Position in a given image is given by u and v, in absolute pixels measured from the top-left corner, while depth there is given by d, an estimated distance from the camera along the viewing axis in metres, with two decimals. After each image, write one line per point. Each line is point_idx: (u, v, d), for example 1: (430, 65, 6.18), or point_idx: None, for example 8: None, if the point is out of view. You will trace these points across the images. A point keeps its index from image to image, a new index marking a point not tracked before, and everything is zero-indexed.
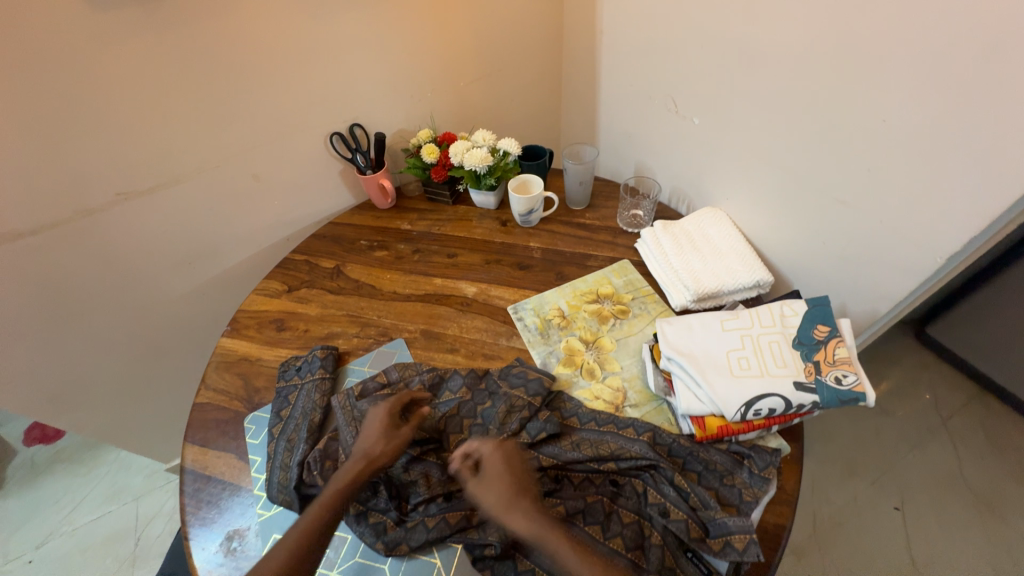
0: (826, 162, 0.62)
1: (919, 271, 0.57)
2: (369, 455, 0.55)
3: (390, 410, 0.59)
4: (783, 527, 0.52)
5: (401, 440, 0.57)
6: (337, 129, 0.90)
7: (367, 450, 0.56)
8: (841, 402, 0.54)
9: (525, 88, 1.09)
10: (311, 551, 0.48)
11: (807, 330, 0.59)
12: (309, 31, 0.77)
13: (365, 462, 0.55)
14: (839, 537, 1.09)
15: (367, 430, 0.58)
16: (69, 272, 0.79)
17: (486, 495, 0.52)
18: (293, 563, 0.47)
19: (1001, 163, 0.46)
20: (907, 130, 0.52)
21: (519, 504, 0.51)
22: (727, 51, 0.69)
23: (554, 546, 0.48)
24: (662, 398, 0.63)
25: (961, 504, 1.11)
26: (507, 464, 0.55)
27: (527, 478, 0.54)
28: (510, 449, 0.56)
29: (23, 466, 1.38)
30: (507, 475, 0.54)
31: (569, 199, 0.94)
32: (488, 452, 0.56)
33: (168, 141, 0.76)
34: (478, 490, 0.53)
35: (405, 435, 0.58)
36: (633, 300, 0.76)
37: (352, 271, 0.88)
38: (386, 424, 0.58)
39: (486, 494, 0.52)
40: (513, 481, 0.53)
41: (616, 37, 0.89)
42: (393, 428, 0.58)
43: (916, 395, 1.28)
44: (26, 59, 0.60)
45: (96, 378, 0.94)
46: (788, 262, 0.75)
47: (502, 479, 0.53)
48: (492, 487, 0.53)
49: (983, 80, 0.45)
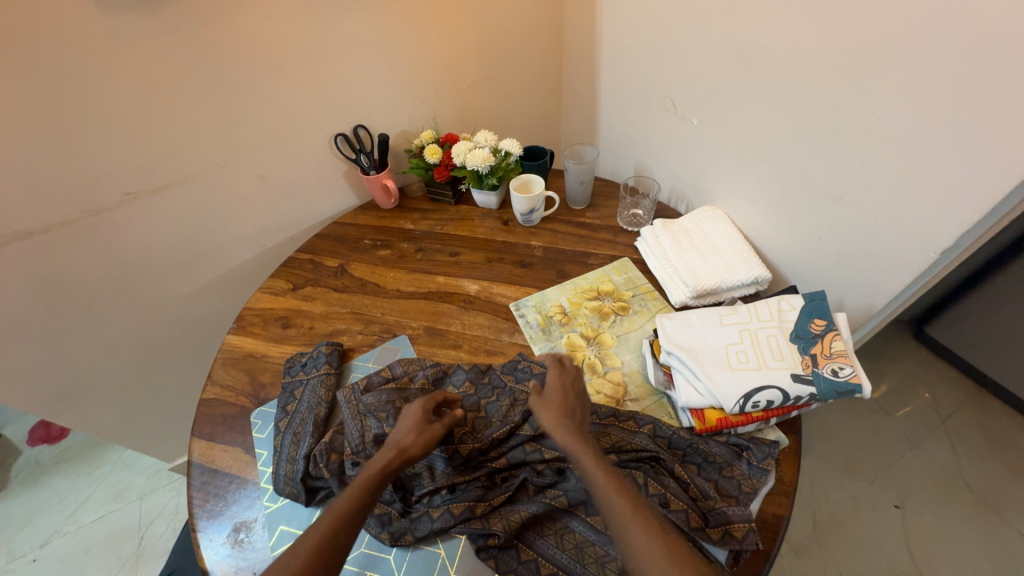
0: (822, 160, 0.64)
1: (914, 266, 0.58)
2: (400, 446, 0.54)
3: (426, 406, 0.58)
4: (782, 517, 0.53)
5: (433, 436, 0.56)
6: (342, 130, 0.92)
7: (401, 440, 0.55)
8: (838, 394, 0.55)
9: (526, 90, 1.11)
10: (342, 538, 0.46)
11: (804, 324, 0.60)
12: (315, 35, 0.79)
13: (397, 452, 0.53)
14: (839, 535, 1.10)
15: (400, 424, 0.57)
16: (77, 270, 0.80)
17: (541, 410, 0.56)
18: (325, 551, 0.45)
19: (994, 159, 0.47)
20: (900, 128, 0.54)
21: (564, 424, 0.54)
22: (725, 54, 0.70)
23: (582, 462, 0.50)
24: (662, 391, 0.64)
25: (960, 502, 1.12)
26: (564, 389, 0.58)
27: (579, 406, 0.57)
28: (572, 378, 0.60)
29: (26, 466, 1.39)
30: (563, 396, 0.57)
31: (569, 199, 0.95)
32: (553, 371, 0.60)
33: (177, 142, 0.78)
34: (538, 402, 0.57)
35: (437, 431, 0.56)
36: (633, 297, 0.77)
37: (356, 270, 0.89)
38: (420, 418, 0.57)
39: (543, 408, 0.56)
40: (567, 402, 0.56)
41: (616, 40, 0.90)
42: (426, 423, 0.57)
43: (915, 394, 1.28)
44: (40, 61, 0.62)
45: (102, 376, 0.95)
46: (786, 259, 0.76)
47: (557, 401, 0.57)
48: (549, 402, 0.56)
49: (974, 80, 0.46)
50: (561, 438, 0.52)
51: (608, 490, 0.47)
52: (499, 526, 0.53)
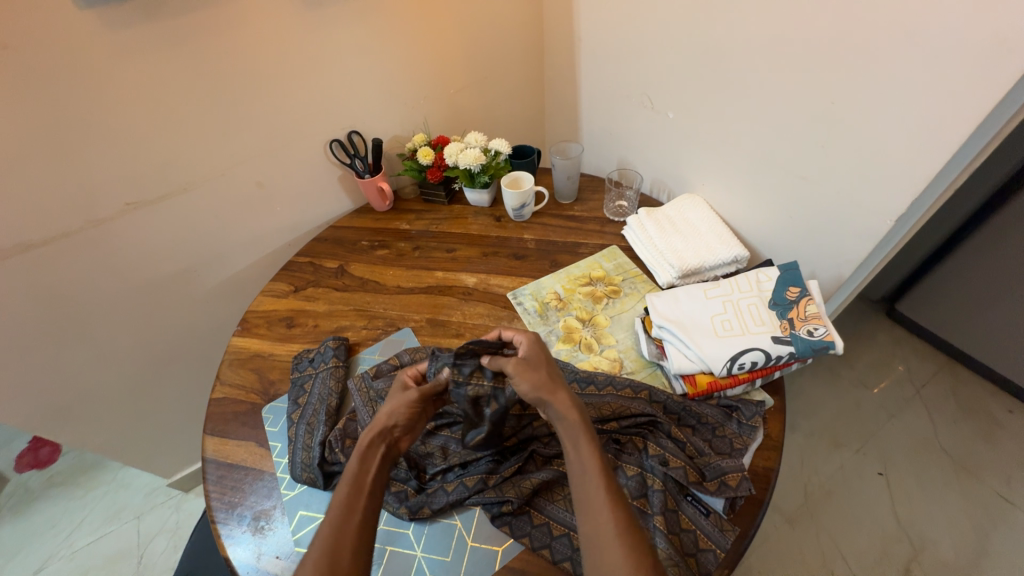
0: (788, 143, 0.70)
1: (874, 233, 0.65)
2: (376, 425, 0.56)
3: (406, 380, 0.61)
4: (772, 469, 0.57)
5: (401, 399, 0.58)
6: (336, 137, 0.95)
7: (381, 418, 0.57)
8: (814, 351, 0.61)
9: (510, 93, 1.16)
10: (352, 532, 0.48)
11: (781, 292, 0.66)
12: (310, 45, 0.83)
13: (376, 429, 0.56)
14: (829, 504, 1.15)
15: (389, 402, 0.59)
16: (79, 281, 0.81)
17: (522, 376, 0.56)
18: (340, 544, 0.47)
19: (933, 132, 0.54)
20: (852, 110, 0.60)
21: (557, 393, 0.56)
22: (697, 52, 0.76)
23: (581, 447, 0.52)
24: (656, 363, 0.68)
25: (939, 465, 1.18)
26: (550, 357, 0.60)
27: (555, 374, 0.58)
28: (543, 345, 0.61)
29: (16, 492, 1.36)
30: (552, 364, 0.59)
31: (558, 194, 1.00)
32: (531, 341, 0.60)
33: (177, 152, 0.80)
34: (518, 372, 0.56)
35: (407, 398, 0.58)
36: (624, 281, 0.82)
37: (355, 270, 0.92)
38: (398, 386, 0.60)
39: (528, 375, 0.56)
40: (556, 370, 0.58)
41: (593, 43, 0.96)
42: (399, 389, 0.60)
43: (890, 367, 1.36)
44: (46, 76, 0.64)
45: (102, 388, 0.95)
46: (762, 239, 0.82)
47: (540, 366, 0.58)
48: (528, 369, 0.57)
49: (909, 62, 0.53)
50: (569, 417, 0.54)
51: (593, 479, 0.50)
52: (512, 493, 0.56)
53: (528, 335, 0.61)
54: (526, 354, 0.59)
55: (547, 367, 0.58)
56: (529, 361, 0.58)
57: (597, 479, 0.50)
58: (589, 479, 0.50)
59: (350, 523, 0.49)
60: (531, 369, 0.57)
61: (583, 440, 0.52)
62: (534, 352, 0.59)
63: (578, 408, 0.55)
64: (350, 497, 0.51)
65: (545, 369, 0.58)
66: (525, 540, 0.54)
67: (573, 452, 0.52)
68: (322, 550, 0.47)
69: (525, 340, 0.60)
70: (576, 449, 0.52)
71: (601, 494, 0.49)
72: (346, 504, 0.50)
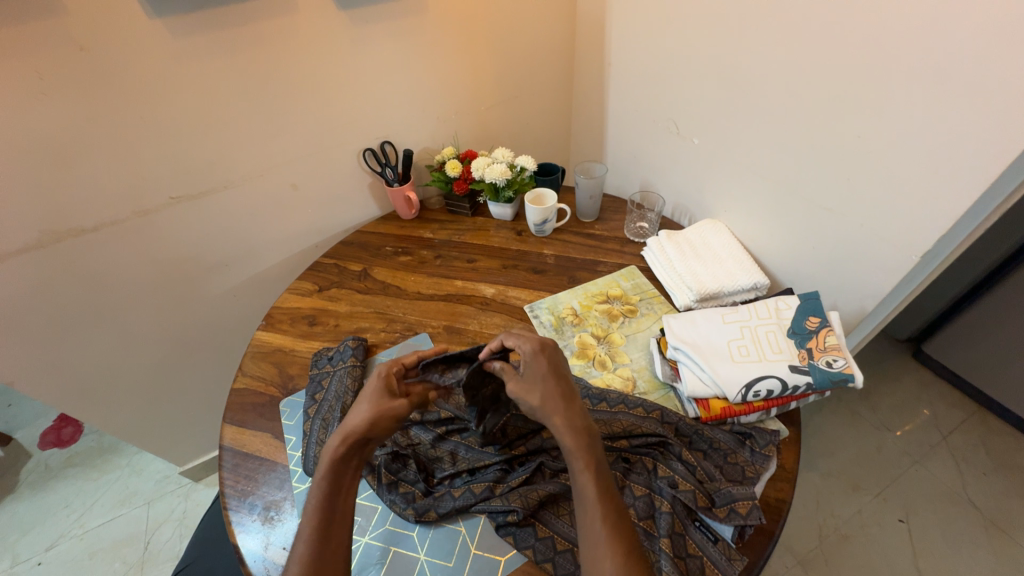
0: (813, 175, 0.71)
1: (900, 269, 0.64)
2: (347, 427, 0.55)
3: (387, 377, 0.60)
4: (785, 501, 0.56)
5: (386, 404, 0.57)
6: (370, 146, 0.99)
7: (351, 428, 0.55)
8: (832, 382, 0.60)
9: (539, 113, 1.19)
10: (332, 543, 0.50)
11: (801, 321, 0.66)
12: (355, 59, 0.87)
13: (341, 438, 0.55)
14: (845, 549, 1.10)
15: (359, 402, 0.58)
16: (119, 266, 0.86)
17: (525, 395, 0.57)
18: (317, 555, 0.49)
19: (964, 169, 0.54)
20: (877, 144, 0.61)
21: (562, 409, 0.55)
22: (726, 79, 0.78)
23: (580, 477, 0.51)
24: (669, 385, 0.68)
25: (966, 519, 1.12)
26: (554, 370, 0.58)
27: (567, 387, 0.58)
28: (549, 358, 0.59)
29: (36, 469, 1.41)
30: (554, 380, 0.58)
31: (579, 212, 1.02)
32: (531, 355, 0.59)
33: (223, 151, 0.85)
34: (520, 390, 0.57)
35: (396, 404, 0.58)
36: (641, 301, 0.82)
37: (378, 274, 0.94)
38: (379, 389, 0.59)
39: (530, 392, 0.57)
40: (563, 386, 0.57)
41: (623, 69, 0.99)
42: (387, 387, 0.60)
43: (915, 411, 1.31)
44: (115, 75, 0.70)
45: (131, 371, 0.99)
46: (784, 268, 0.82)
47: (543, 381, 0.57)
48: (533, 385, 0.57)
49: (940, 101, 0.54)
50: (565, 441, 0.53)
51: (591, 510, 0.50)
52: (518, 502, 0.56)
53: (528, 348, 0.59)
54: (526, 368, 0.58)
55: (545, 384, 0.57)
56: (526, 378, 0.58)
57: (596, 507, 0.50)
58: (588, 507, 0.50)
59: (327, 552, 0.49)
60: (528, 388, 0.57)
61: (579, 468, 0.51)
62: (535, 367, 0.58)
63: (575, 430, 0.54)
64: (321, 524, 0.50)
65: (539, 389, 0.57)
66: (529, 552, 0.54)
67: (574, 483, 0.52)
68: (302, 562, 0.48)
69: (528, 349, 0.59)
70: (574, 479, 0.52)
71: (599, 524, 0.49)
72: (321, 530, 0.50)
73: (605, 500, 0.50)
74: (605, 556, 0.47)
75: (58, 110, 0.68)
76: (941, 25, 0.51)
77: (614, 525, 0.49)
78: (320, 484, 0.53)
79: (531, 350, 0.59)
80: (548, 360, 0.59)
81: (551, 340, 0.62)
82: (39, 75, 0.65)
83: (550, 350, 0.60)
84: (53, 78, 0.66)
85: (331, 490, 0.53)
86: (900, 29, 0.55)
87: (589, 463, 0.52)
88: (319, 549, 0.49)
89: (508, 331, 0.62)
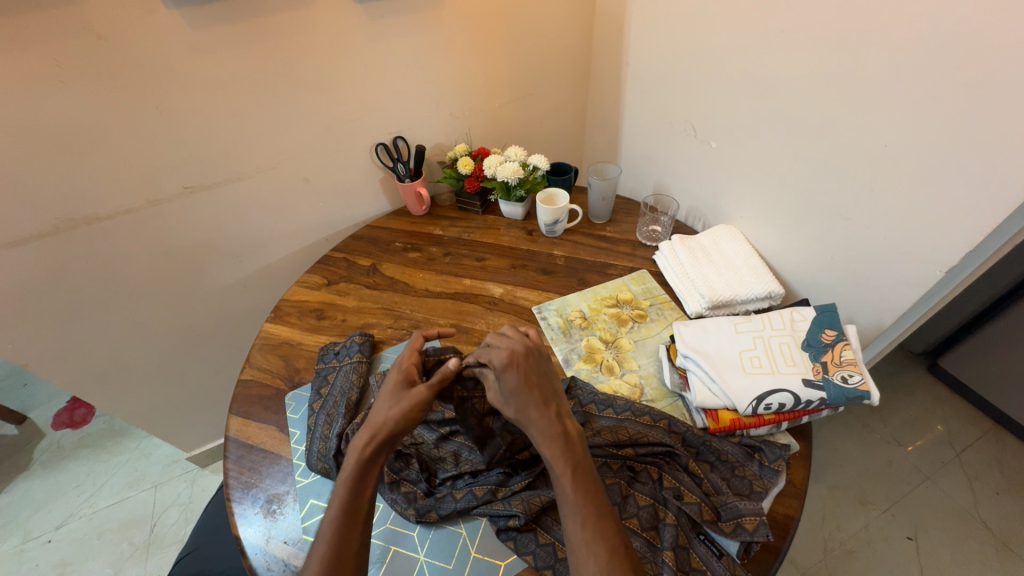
0: (833, 185, 0.69)
1: (921, 284, 0.62)
2: (369, 427, 0.56)
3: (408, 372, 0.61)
4: (793, 518, 0.55)
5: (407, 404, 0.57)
6: (382, 141, 0.99)
7: (382, 425, 0.55)
8: (847, 399, 0.58)
9: (553, 113, 1.18)
10: (350, 543, 0.50)
11: (816, 334, 0.64)
12: (369, 53, 0.87)
13: (368, 438, 0.55)
14: (850, 564, 1.08)
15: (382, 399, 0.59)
16: (129, 253, 0.86)
17: (505, 403, 0.57)
18: (332, 556, 0.49)
19: (998, 183, 0.51)
20: (900, 155, 0.59)
21: (535, 414, 0.55)
22: (745, 88, 0.76)
23: (560, 483, 0.52)
24: (677, 394, 0.67)
25: (976, 538, 1.10)
26: (525, 380, 0.57)
27: (544, 390, 0.57)
28: (521, 360, 0.59)
29: (49, 449, 1.44)
30: (526, 388, 0.57)
31: (591, 213, 1.01)
32: (504, 363, 0.58)
33: (237, 143, 0.85)
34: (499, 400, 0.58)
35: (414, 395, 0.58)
36: (651, 306, 0.81)
37: (387, 269, 0.94)
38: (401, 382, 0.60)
39: (505, 404, 0.57)
40: (537, 393, 0.56)
41: (641, 68, 0.97)
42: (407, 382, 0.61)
43: (927, 427, 1.28)
44: (130, 63, 0.69)
45: (140, 358, 1.00)
46: (798, 277, 0.80)
47: (517, 388, 0.56)
48: (508, 393, 0.57)
49: (972, 114, 0.51)
50: (544, 450, 0.53)
51: (574, 514, 0.50)
52: (519, 507, 0.55)
53: (497, 362, 0.58)
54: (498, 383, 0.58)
55: (518, 395, 0.56)
56: (500, 391, 0.58)
57: (575, 514, 0.50)
58: (569, 513, 0.50)
59: (346, 549, 0.49)
60: (503, 401, 0.57)
61: (559, 475, 0.51)
62: (505, 381, 0.57)
63: (553, 438, 0.53)
64: (341, 525, 0.50)
65: (514, 401, 0.56)
66: (529, 558, 0.54)
67: (558, 490, 0.52)
68: (321, 564, 0.48)
69: (497, 362, 0.58)
70: (558, 486, 0.52)
71: (580, 530, 0.49)
72: (340, 533, 0.50)
73: (585, 502, 0.50)
74: (588, 559, 0.47)
75: (74, 98, 0.68)
76: (977, 33, 0.49)
77: (598, 529, 0.49)
78: (346, 484, 0.53)
79: (499, 363, 0.58)
80: (518, 371, 0.57)
81: (522, 348, 0.60)
82: (57, 64, 0.65)
83: (519, 359, 0.59)
84: (69, 67, 0.66)
85: (349, 492, 0.52)
86: (930, 38, 0.52)
87: (567, 467, 0.52)
88: (338, 547, 0.49)
89: (480, 349, 0.62)
